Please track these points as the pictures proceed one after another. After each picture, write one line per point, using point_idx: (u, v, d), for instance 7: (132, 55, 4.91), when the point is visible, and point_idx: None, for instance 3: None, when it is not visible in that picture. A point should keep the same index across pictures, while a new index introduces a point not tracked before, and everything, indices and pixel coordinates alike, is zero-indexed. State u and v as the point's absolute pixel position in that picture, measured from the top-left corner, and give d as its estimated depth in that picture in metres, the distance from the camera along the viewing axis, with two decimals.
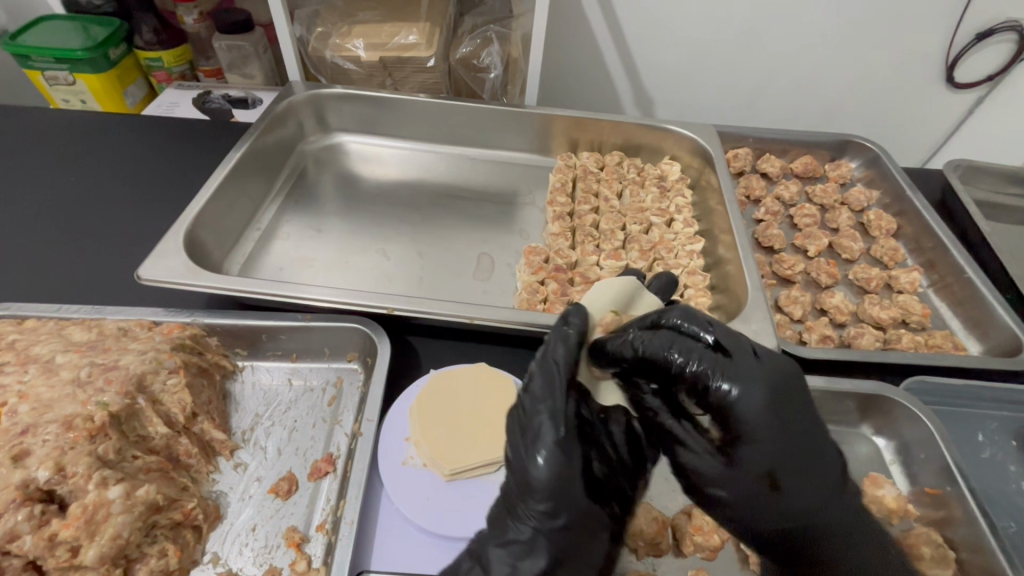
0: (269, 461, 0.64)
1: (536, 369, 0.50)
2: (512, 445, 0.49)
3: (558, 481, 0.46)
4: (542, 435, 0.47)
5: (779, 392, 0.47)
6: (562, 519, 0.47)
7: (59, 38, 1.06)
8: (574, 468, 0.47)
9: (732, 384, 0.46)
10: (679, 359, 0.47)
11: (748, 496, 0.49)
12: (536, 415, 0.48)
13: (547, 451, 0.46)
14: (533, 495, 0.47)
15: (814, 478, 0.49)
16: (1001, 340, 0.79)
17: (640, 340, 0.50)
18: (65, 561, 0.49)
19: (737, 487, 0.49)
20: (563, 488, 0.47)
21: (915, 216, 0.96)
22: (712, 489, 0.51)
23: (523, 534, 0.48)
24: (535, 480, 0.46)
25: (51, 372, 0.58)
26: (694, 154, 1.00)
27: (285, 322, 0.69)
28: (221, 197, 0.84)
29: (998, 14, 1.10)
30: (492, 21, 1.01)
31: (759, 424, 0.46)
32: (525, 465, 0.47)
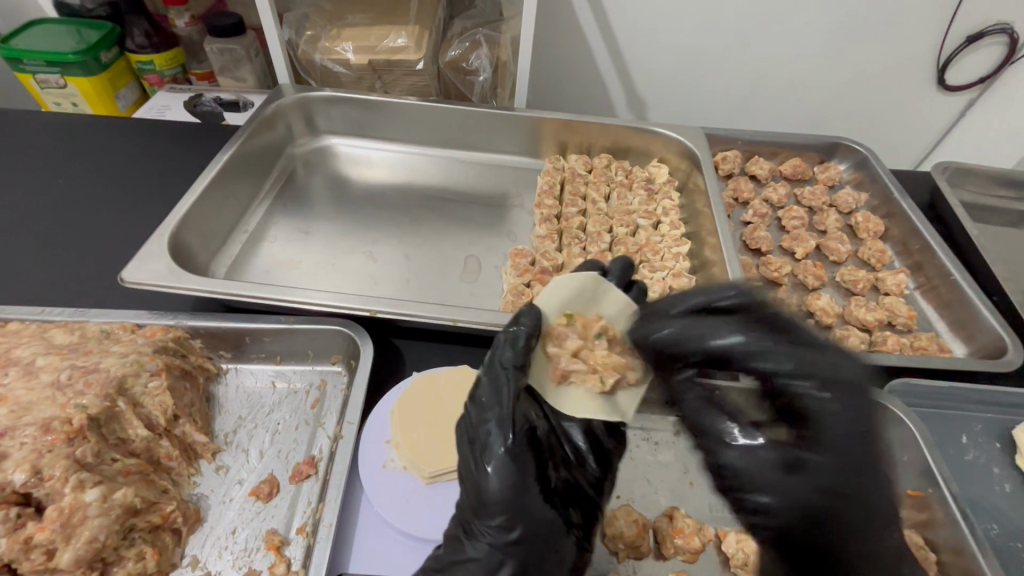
0: (251, 464, 0.64)
1: (481, 383, 0.52)
2: (463, 459, 0.51)
3: (506, 490, 0.48)
4: (490, 444, 0.49)
5: (838, 404, 0.45)
6: (515, 533, 0.48)
7: (50, 42, 1.07)
8: (524, 477, 0.49)
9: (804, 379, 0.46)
10: (743, 355, 0.48)
11: (800, 502, 0.45)
12: (483, 424, 0.50)
13: (497, 461, 0.49)
14: (486, 507, 0.49)
15: (865, 506, 0.45)
16: (986, 341, 0.79)
17: (691, 326, 0.50)
18: (40, 564, 0.49)
19: (791, 492, 0.46)
20: (512, 498, 0.48)
21: (903, 218, 0.96)
22: (754, 481, 0.48)
23: (478, 551, 0.49)
24: (486, 492, 0.48)
25: (31, 375, 0.59)
26: (682, 157, 1.00)
27: (268, 325, 0.69)
28: (207, 199, 0.84)
29: (987, 17, 1.10)
30: (482, 25, 1.02)
31: (835, 423, 0.44)
32: (475, 477, 0.50)
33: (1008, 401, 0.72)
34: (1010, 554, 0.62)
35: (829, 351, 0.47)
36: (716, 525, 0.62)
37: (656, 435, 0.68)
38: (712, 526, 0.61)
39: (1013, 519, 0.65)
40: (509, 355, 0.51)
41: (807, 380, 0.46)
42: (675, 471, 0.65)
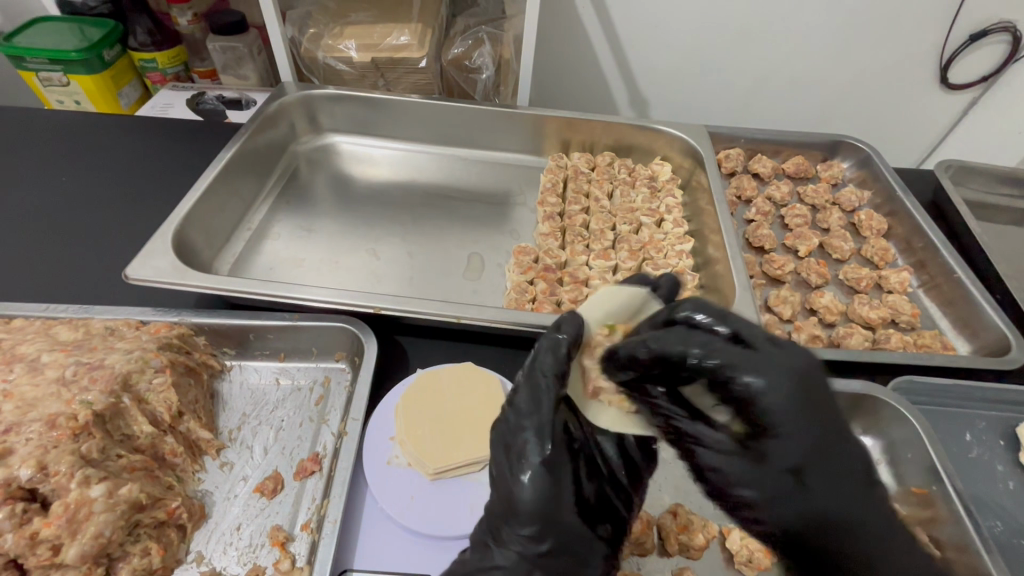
0: (256, 461, 0.64)
1: (520, 390, 0.50)
2: (497, 466, 0.49)
3: (541, 501, 0.47)
4: (527, 453, 0.48)
5: (769, 410, 0.41)
6: (545, 545, 0.48)
7: (52, 40, 1.07)
8: (559, 488, 0.48)
9: (741, 373, 0.41)
10: (699, 353, 0.43)
11: (776, 495, 0.43)
12: (520, 431, 0.49)
13: (534, 472, 0.47)
14: (519, 516, 0.47)
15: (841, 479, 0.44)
16: (989, 339, 0.79)
17: (663, 339, 0.45)
18: (46, 559, 0.49)
19: (765, 487, 0.43)
20: (546, 508, 0.47)
21: (906, 216, 0.96)
22: (737, 489, 0.44)
23: (506, 560, 0.49)
24: (519, 501, 0.47)
25: (36, 371, 0.59)
26: (685, 154, 1.00)
27: (272, 322, 0.69)
28: (211, 196, 0.85)
29: (990, 16, 1.10)
30: (484, 23, 1.02)
31: (784, 407, 0.41)
32: (509, 484, 0.48)
33: (1012, 399, 0.72)
34: (1014, 552, 0.62)
35: (762, 349, 0.43)
36: (720, 523, 0.62)
37: None
38: (716, 524, 0.61)
39: (1017, 516, 0.65)
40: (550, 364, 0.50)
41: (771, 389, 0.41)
42: (679, 469, 0.65)
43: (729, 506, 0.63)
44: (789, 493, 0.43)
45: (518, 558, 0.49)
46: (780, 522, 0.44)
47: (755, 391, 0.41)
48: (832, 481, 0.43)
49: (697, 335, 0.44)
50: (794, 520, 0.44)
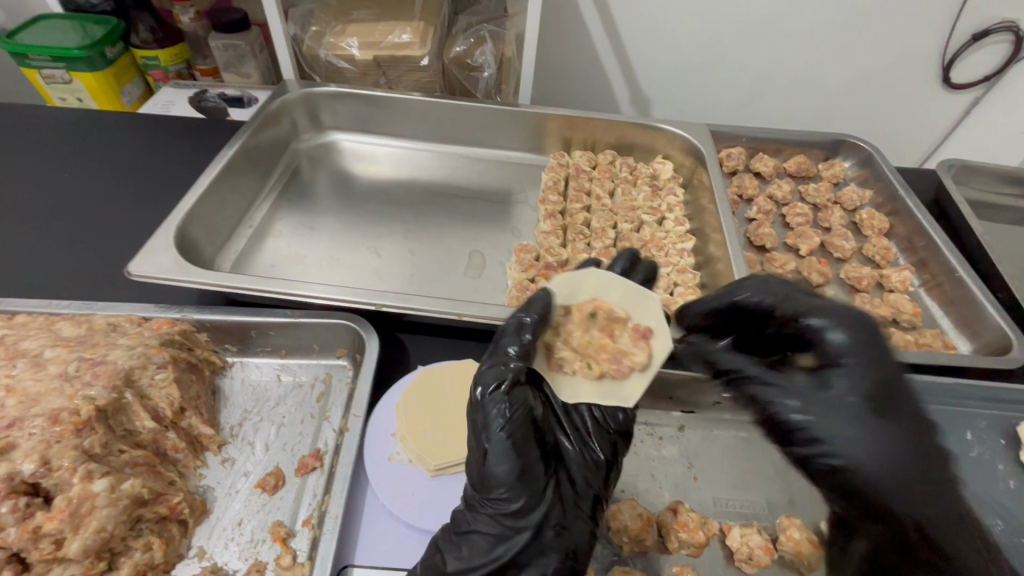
0: (257, 457, 0.64)
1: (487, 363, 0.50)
2: (465, 438, 0.49)
3: (506, 467, 0.46)
4: (489, 424, 0.47)
5: (863, 334, 0.48)
6: (514, 505, 0.47)
7: (55, 38, 1.07)
8: (523, 455, 0.47)
9: (817, 316, 0.49)
10: (749, 300, 0.54)
11: (854, 436, 0.46)
12: (483, 406, 0.48)
13: (500, 445, 0.47)
14: (487, 487, 0.48)
15: (895, 430, 0.46)
16: (991, 338, 0.79)
17: (732, 291, 0.55)
18: (48, 553, 0.49)
19: (847, 427, 0.46)
20: (512, 474, 0.47)
21: (907, 216, 0.96)
22: (822, 431, 0.47)
23: (478, 523, 0.48)
24: (486, 468, 0.47)
25: (39, 367, 0.59)
26: (686, 153, 1.00)
27: (274, 319, 0.69)
28: (212, 193, 0.85)
29: (993, 15, 1.10)
30: (486, 21, 1.02)
31: (858, 347, 0.47)
32: (476, 455, 0.48)
33: (1013, 398, 0.72)
34: (1015, 550, 0.62)
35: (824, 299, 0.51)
36: (720, 520, 0.62)
37: (661, 430, 0.68)
38: (716, 521, 0.61)
39: (1018, 514, 0.65)
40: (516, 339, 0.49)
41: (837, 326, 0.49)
42: (679, 466, 0.66)
43: (729, 504, 0.63)
44: (867, 423, 0.46)
45: (484, 534, 0.48)
46: (849, 462, 0.45)
47: (829, 324, 0.49)
48: (870, 420, 0.46)
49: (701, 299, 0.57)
50: (873, 467, 0.45)
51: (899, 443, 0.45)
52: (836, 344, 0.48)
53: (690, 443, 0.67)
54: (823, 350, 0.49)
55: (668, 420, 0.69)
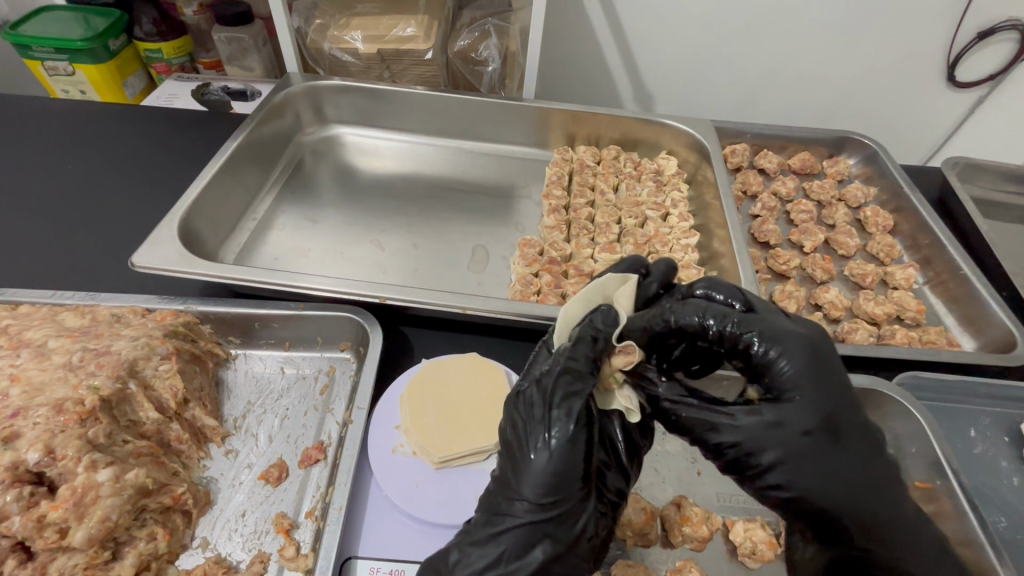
0: (261, 449, 0.64)
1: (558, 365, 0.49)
2: (517, 435, 0.48)
3: (560, 470, 0.46)
4: (554, 423, 0.46)
5: (806, 365, 0.46)
6: (557, 510, 0.46)
7: (58, 29, 1.06)
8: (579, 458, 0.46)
9: (772, 345, 0.47)
10: (699, 322, 0.49)
11: (792, 461, 0.46)
12: (552, 405, 0.47)
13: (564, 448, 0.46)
14: (534, 491, 0.46)
15: (834, 448, 0.47)
16: (995, 336, 0.79)
17: (679, 311, 0.50)
18: (53, 542, 0.49)
19: (786, 453, 0.46)
20: (564, 478, 0.46)
21: (912, 213, 0.96)
22: (763, 458, 0.47)
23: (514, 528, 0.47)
24: (537, 470, 0.46)
25: (43, 357, 0.59)
26: (691, 149, 1.00)
27: (278, 311, 0.69)
28: (216, 186, 0.85)
29: (999, 13, 1.09)
30: (491, 15, 1.02)
31: (807, 375, 0.46)
32: (528, 455, 0.47)
33: (1015, 395, 0.72)
34: (1018, 547, 0.62)
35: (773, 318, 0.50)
36: (723, 515, 0.62)
37: (664, 425, 0.68)
38: (719, 516, 0.61)
39: (1021, 511, 0.65)
40: (590, 345, 0.50)
41: (789, 357, 0.47)
42: (682, 461, 0.66)
43: (733, 499, 0.63)
44: (818, 453, 0.47)
45: (522, 539, 0.46)
46: (801, 492, 0.47)
47: (774, 354, 0.47)
48: (824, 451, 0.47)
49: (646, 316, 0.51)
50: (809, 487, 0.47)
51: (851, 469, 0.47)
52: (786, 380, 0.47)
53: None
54: (772, 385, 0.47)
55: None
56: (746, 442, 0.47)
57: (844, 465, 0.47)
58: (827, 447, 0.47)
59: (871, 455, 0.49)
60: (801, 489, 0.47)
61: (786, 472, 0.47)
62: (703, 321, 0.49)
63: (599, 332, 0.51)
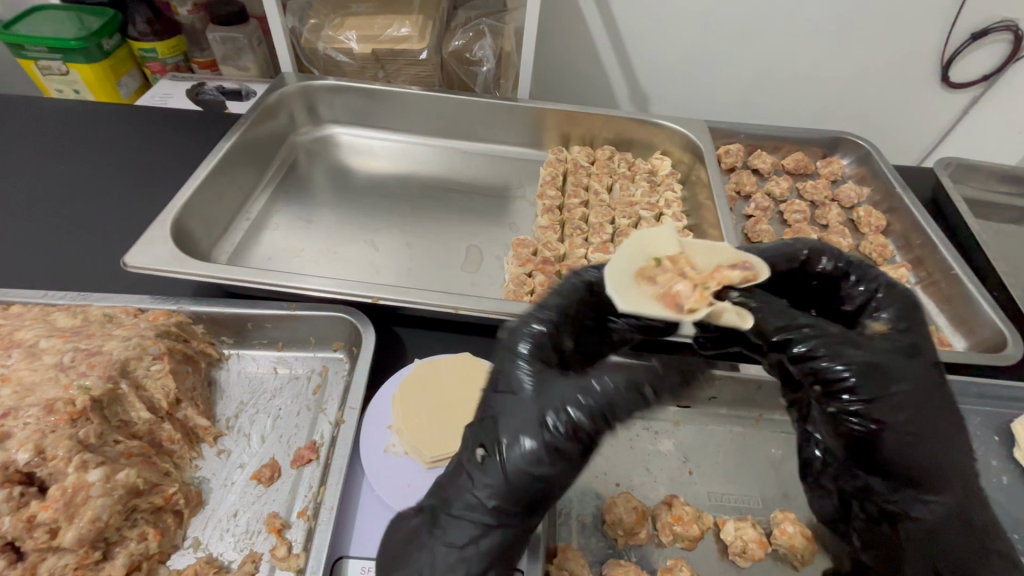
0: (253, 449, 0.64)
1: (505, 360, 0.49)
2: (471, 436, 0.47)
3: (510, 472, 0.44)
4: (504, 424, 0.45)
5: (913, 309, 0.53)
6: (510, 511, 0.44)
7: (51, 28, 1.06)
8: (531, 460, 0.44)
9: (890, 291, 0.54)
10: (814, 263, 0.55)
11: (907, 388, 0.47)
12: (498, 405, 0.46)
13: (531, 443, 0.44)
14: (496, 484, 0.44)
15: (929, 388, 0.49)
16: (986, 335, 0.79)
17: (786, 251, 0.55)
18: (43, 542, 0.49)
19: (906, 377, 0.48)
20: (516, 479, 0.44)
21: (905, 213, 0.96)
22: (888, 382, 0.47)
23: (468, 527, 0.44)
24: (490, 470, 0.44)
25: (34, 357, 0.59)
26: (685, 149, 1.00)
27: (270, 311, 0.69)
28: (210, 185, 0.85)
29: (992, 14, 1.10)
30: (485, 15, 1.02)
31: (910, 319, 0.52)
32: (490, 449, 0.45)
33: (1006, 394, 0.72)
34: None
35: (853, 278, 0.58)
36: (714, 514, 0.62)
37: (656, 425, 0.68)
38: (711, 515, 0.61)
39: (1009, 510, 0.66)
40: (531, 334, 0.50)
41: (891, 302, 0.53)
42: (674, 460, 0.66)
43: (724, 498, 0.63)
44: (917, 380, 0.48)
45: (480, 529, 0.44)
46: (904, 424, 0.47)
47: (891, 293, 0.53)
48: (919, 379, 0.48)
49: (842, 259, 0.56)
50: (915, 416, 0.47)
51: (939, 411, 0.48)
52: (892, 315, 0.53)
53: (686, 437, 0.68)
54: (881, 319, 0.53)
55: (664, 415, 0.69)
56: (853, 356, 0.47)
57: (926, 404, 0.48)
58: (921, 379, 0.48)
59: (952, 409, 0.49)
60: (895, 414, 0.47)
61: (885, 391, 0.47)
62: (838, 262, 0.56)
63: (538, 320, 0.50)
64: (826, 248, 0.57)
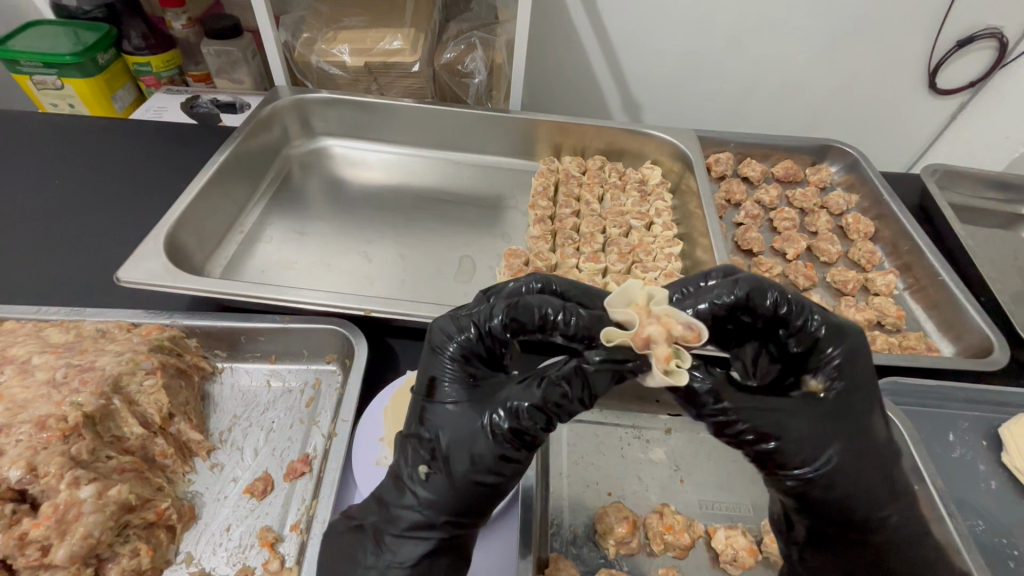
0: (245, 462, 0.65)
1: (434, 372, 0.49)
2: (407, 444, 0.49)
3: (445, 487, 0.46)
4: (443, 437, 0.47)
5: (856, 359, 0.49)
6: (448, 523, 0.47)
7: (46, 44, 1.07)
8: (465, 476, 0.46)
9: (835, 341, 0.49)
10: (751, 299, 0.49)
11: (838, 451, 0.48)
12: (439, 417, 0.48)
13: (474, 449, 0.46)
14: (441, 498, 0.46)
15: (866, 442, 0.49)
16: (973, 341, 0.80)
17: (721, 287, 0.49)
18: (35, 560, 0.49)
19: (839, 439, 0.48)
20: (450, 493, 0.46)
21: (892, 220, 0.97)
22: (821, 451, 0.47)
23: (400, 544, 0.46)
24: (426, 484, 0.47)
25: (27, 373, 0.59)
26: (674, 159, 1.01)
27: (263, 324, 0.69)
28: (203, 199, 0.85)
29: (977, 22, 1.12)
30: (477, 28, 1.03)
31: (853, 366, 0.49)
32: (434, 465, 0.47)
33: (993, 399, 0.73)
34: (993, 550, 0.63)
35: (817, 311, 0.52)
36: (706, 522, 0.62)
37: (648, 433, 0.69)
38: (702, 523, 0.62)
39: (998, 515, 0.66)
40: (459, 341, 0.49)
41: (834, 350, 0.49)
42: (665, 469, 0.66)
43: (716, 506, 0.63)
44: (844, 443, 0.48)
45: (427, 543, 0.46)
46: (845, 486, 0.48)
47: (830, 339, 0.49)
48: (851, 439, 0.48)
49: (776, 298, 0.49)
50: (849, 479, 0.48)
51: (874, 462, 0.49)
52: (839, 368, 0.49)
53: (677, 445, 0.68)
54: (822, 375, 0.50)
55: (656, 424, 0.70)
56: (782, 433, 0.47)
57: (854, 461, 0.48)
58: (852, 440, 0.48)
59: (886, 456, 0.50)
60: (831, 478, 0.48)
61: (824, 457, 0.47)
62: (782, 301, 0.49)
63: (471, 326, 0.49)
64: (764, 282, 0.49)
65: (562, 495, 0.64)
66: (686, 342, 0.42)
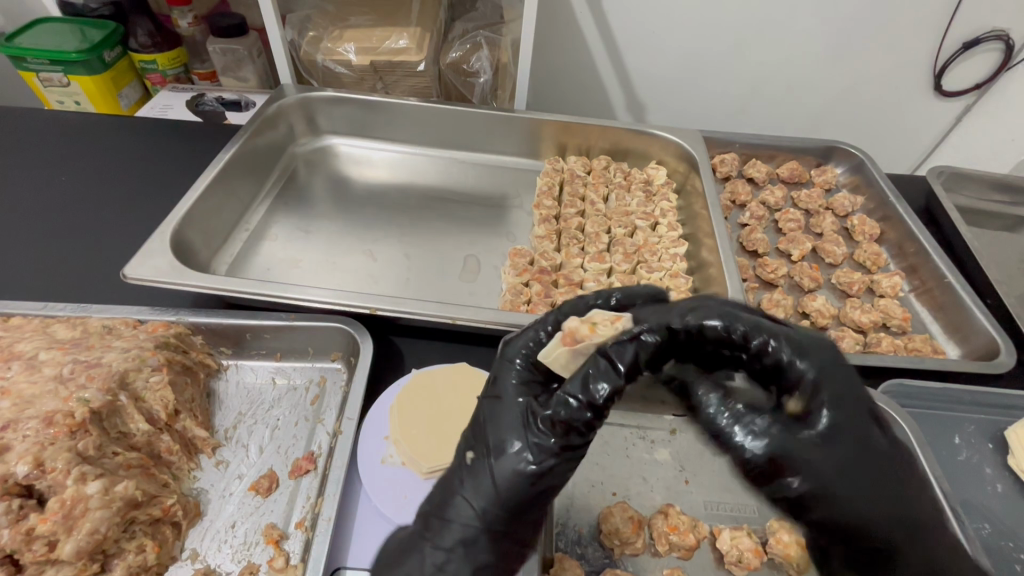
0: (251, 460, 0.65)
1: (496, 371, 0.52)
2: (463, 438, 0.51)
3: (487, 477, 0.46)
4: (489, 427, 0.48)
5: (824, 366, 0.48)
6: (487, 519, 0.46)
7: (53, 41, 1.07)
8: (506, 465, 0.46)
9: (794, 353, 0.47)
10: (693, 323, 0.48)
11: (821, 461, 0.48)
12: (491, 408, 0.50)
13: (524, 446, 0.46)
14: (483, 488, 0.46)
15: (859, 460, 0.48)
16: (980, 343, 0.80)
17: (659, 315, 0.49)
18: (41, 555, 0.50)
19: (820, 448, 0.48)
20: (491, 483, 0.46)
21: (898, 221, 0.97)
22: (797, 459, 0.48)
23: (443, 540, 0.46)
24: (470, 475, 0.47)
25: (33, 369, 0.59)
26: (679, 159, 1.01)
27: (269, 322, 0.69)
28: (209, 197, 0.85)
29: (983, 24, 1.11)
30: (483, 27, 1.03)
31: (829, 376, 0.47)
32: (478, 452, 0.48)
33: (999, 402, 0.73)
34: (1000, 554, 0.63)
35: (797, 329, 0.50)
36: (711, 523, 0.62)
37: (652, 434, 0.69)
38: (707, 524, 0.62)
39: (1004, 518, 0.66)
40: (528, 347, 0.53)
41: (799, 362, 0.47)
42: (670, 469, 0.66)
43: (721, 508, 0.63)
44: (839, 443, 0.48)
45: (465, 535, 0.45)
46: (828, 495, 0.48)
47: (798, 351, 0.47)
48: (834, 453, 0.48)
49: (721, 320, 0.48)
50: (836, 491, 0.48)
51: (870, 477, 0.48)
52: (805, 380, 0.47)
53: (682, 446, 0.68)
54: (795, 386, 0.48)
55: (661, 424, 0.70)
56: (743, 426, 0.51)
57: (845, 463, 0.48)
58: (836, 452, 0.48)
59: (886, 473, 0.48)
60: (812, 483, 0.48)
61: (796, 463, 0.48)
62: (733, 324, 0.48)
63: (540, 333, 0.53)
64: (730, 306, 0.49)
65: (567, 495, 0.63)
66: (606, 322, 0.50)
